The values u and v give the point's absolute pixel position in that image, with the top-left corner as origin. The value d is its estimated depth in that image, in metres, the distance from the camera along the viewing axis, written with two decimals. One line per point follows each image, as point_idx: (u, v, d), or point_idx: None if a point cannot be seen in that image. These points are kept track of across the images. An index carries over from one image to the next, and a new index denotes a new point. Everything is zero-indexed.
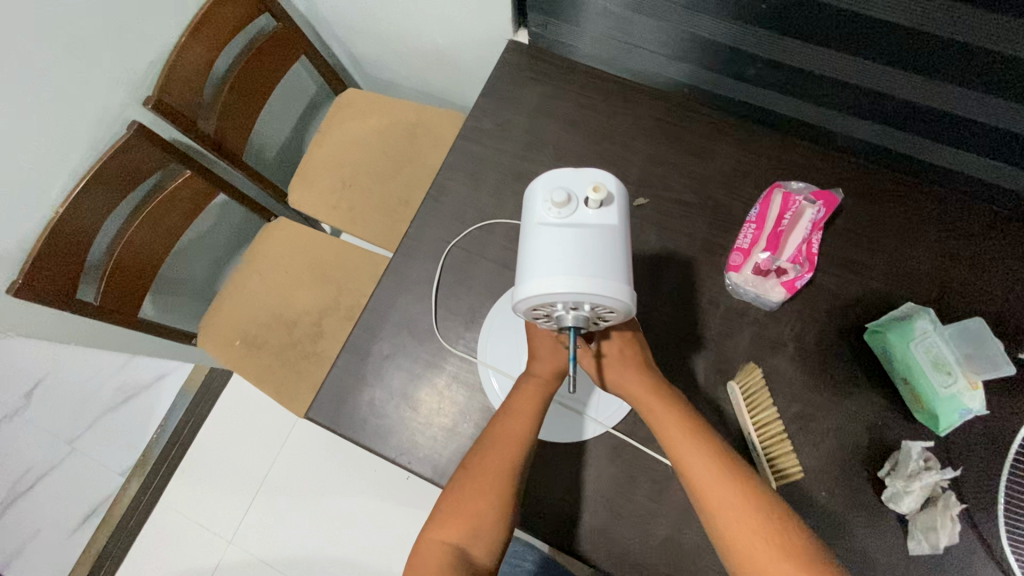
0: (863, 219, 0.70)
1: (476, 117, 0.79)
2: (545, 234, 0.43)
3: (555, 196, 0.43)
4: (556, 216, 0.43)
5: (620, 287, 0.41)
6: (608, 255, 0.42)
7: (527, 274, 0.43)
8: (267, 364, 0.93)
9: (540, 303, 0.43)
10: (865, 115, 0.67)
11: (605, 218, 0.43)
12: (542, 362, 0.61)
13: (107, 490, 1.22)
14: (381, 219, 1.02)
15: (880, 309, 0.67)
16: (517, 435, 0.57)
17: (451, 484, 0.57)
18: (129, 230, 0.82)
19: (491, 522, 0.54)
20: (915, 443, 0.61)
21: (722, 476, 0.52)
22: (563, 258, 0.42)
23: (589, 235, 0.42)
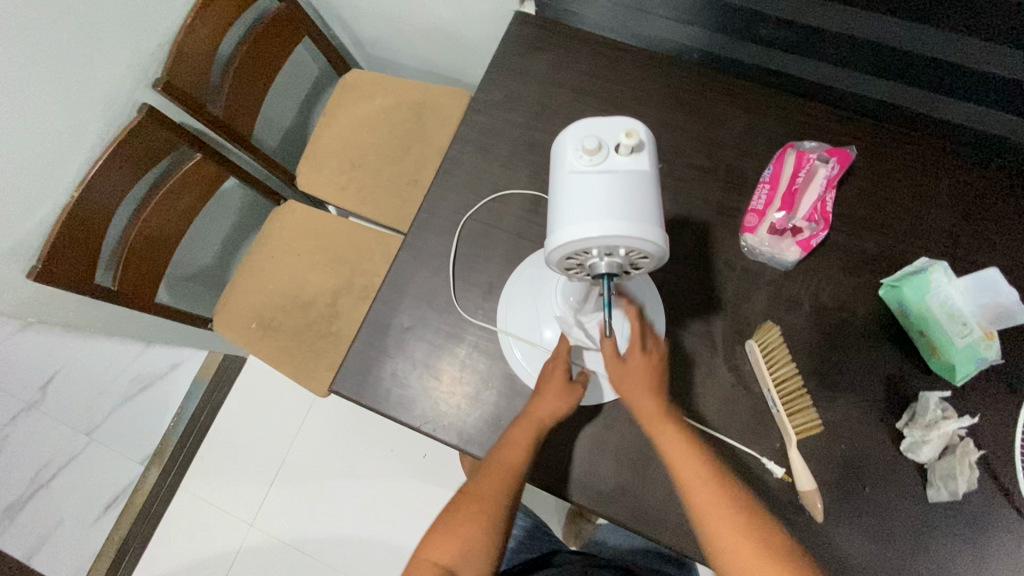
0: (877, 178, 0.71)
1: (487, 89, 0.79)
2: (578, 181, 0.44)
3: (587, 143, 0.43)
4: (588, 162, 0.44)
5: (656, 231, 0.42)
6: (642, 199, 0.43)
7: (560, 221, 0.44)
8: (285, 346, 0.94)
9: (575, 250, 0.44)
10: (877, 72, 0.68)
11: (637, 163, 0.44)
12: (546, 398, 0.61)
13: (127, 478, 1.24)
14: (391, 199, 1.02)
15: (895, 265, 0.68)
16: (511, 468, 0.60)
17: (446, 509, 0.62)
18: (143, 215, 0.83)
19: (478, 549, 0.59)
20: (932, 394, 0.61)
21: (710, 489, 0.55)
22: (597, 204, 0.42)
23: (622, 181, 0.43)
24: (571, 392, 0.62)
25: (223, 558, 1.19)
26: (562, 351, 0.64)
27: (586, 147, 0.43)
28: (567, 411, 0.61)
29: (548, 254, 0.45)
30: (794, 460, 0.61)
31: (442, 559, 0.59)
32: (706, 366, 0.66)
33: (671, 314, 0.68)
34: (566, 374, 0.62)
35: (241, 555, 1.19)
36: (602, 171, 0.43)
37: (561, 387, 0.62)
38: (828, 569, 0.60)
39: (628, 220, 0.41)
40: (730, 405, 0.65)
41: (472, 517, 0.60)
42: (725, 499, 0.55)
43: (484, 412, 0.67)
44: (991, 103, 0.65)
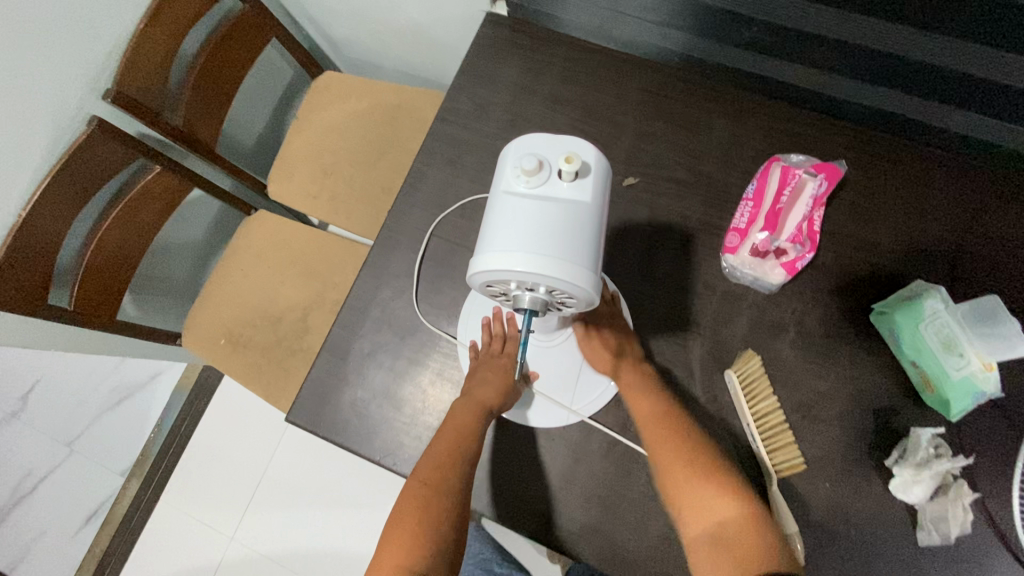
0: (869, 191, 0.65)
1: (455, 97, 0.74)
2: (512, 203, 0.38)
3: (526, 164, 0.37)
4: (526, 184, 0.37)
5: (582, 275, 0.36)
6: (557, 232, 0.36)
7: (486, 245, 0.38)
8: (254, 363, 0.91)
9: (495, 280, 0.38)
10: (871, 78, 0.62)
11: (576, 191, 0.37)
12: (487, 386, 0.61)
13: (107, 490, 1.22)
14: (364, 208, 0.98)
15: (887, 288, 0.63)
16: (461, 445, 0.57)
17: (399, 503, 0.56)
18: (98, 233, 0.79)
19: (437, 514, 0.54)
20: (923, 430, 0.58)
21: (677, 447, 0.56)
22: (506, 234, 0.37)
23: (543, 209, 0.37)
24: (512, 387, 0.61)
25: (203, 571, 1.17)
26: (509, 353, 0.65)
27: (524, 168, 0.37)
28: (505, 403, 0.60)
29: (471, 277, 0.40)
30: (775, 499, 0.57)
31: (401, 563, 0.51)
32: (682, 395, 0.62)
33: (645, 340, 0.64)
34: (513, 370, 0.62)
35: (221, 569, 1.17)
36: (540, 197, 0.37)
37: (503, 379, 0.61)
38: None
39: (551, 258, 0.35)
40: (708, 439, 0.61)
41: (429, 508, 0.54)
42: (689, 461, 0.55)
43: None
44: (992, 111, 0.60)
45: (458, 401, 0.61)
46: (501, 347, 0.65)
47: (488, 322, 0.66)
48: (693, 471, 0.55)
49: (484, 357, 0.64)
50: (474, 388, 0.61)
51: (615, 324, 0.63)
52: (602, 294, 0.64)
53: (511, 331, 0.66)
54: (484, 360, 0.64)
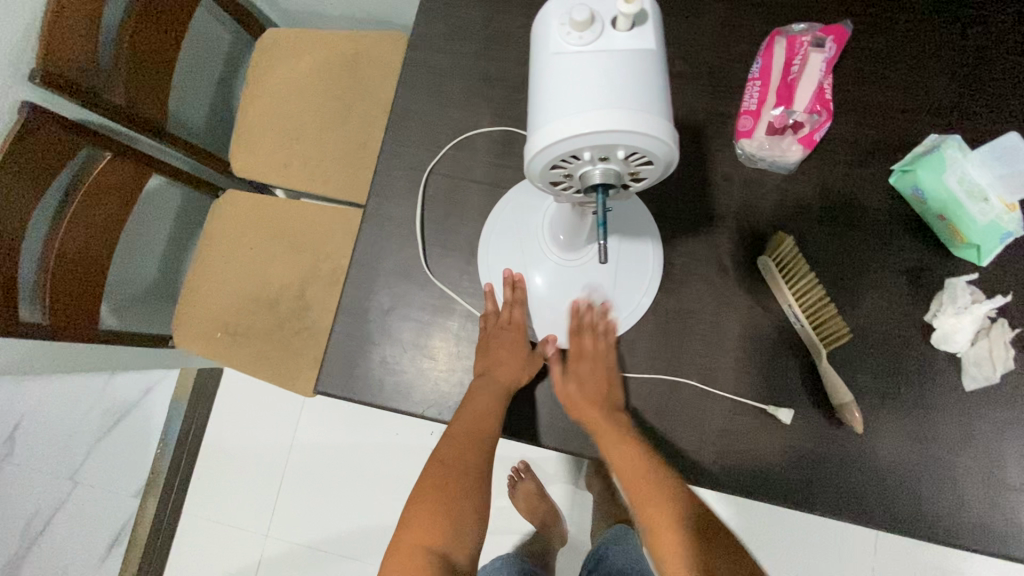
0: (873, 55, 0.63)
1: (425, 21, 0.68)
2: (567, 65, 0.38)
3: (576, 15, 0.36)
4: (570, 45, 0.38)
5: (665, 131, 0.36)
6: (584, 90, 0.36)
7: (544, 115, 0.38)
8: (260, 350, 0.86)
9: (555, 163, 0.39)
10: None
11: (608, 44, 0.37)
12: (506, 366, 0.58)
13: (125, 515, 1.16)
14: (340, 168, 0.91)
15: (903, 149, 0.62)
16: (485, 429, 0.56)
17: (419, 486, 0.55)
18: (60, 235, 0.71)
19: (460, 494, 0.54)
20: (958, 279, 0.59)
21: (660, 495, 0.53)
22: (540, 111, 0.38)
23: (577, 69, 0.37)
24: (531, 361, 0.60)
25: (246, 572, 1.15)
26: (518, 321, 0.60)
27: (575, 20, 0.36)
28: (527, 380, 0.59)
29: (531, 160, 0.39)
30: (827, 372, 0.56)
31: (421, 544, 0.51)
32: (718, 292, 0.62)
33: (672, 243, 0.63)
34: (526, 345, 0.60)
35: (264, 566, 1.14)
36: (596, 52, 0.37)
37: (521, 357, 0.59)
38: (873, 476, 0.57)
39: (632, 112, 0.36)
40: (748, 329, 0.61)
41: (451, 487, 0.54)
42: (675, 518, 0.53)
43: None
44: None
45: (475, 382, 0.58)
46: (509, 315, 0.60)
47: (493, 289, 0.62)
48: (671, 521, 0.53)
49: (493, 327, 0.61)
50: (493, 368, 0.58)
51: (595, 354, 0.59)
52: (586, 318, 0.60)
53: (520, 296, 0.61)
54: (493, 332, 0.60)
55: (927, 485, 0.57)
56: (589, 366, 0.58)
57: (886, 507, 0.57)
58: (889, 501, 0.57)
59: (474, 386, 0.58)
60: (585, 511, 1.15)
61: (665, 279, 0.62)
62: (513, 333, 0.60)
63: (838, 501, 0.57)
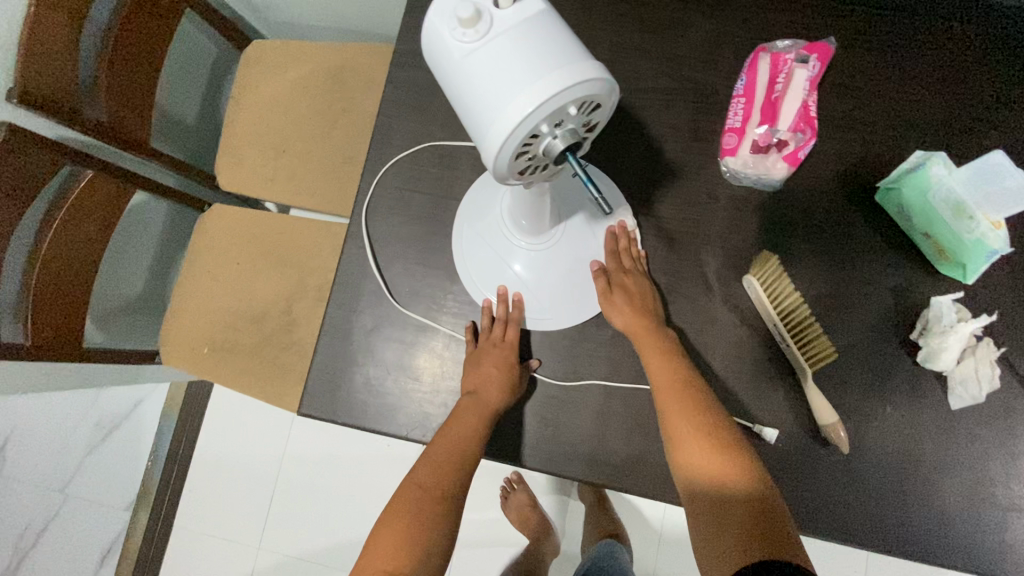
0: (858, 70, 0.63)
1: (407, 37, 0.67)
2: (479, 59, 0.37)
3: (461, 12, 0.36)
4: (474, 41, 0.37)
5: (595, 65, 0.36)
6: (513, 70, 0.35)
7: (484, 112, 0.36)
8: (246, 366, 0.85)
9: (518, 151, 0.38)
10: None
11: (508, 21, 0.36)
12: (492, 384, 0.57)
13: (116, 526, 1.17)
14: (327, 182, 0.90)
15: (888, 165, 0.62)
16: (463, 451, 0.55)
17: (387, 511, 0.52)
18: (40, 255, 0.71)
19: (431, 517, 0.51)
20: (944, 297, 0.58)
21: (691, 406, 0.52)
22: (478, 115, 0.37)
23: (497, 56, 0.36)
24: (517, 382, 0.59)
25: None
26: (510, 339, 0.60)
27: (462, 17, 0.36)
28: (510, 401, 0.58)
29: (494, 158, 0.37)
30: (812, 394, 0.57)
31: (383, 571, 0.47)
32: (703, 310, 0.61)
33: (657, 262, 0.62)
34: (515, 366, 0.59)
35: None
36: (502, 36, 0.36)
37: (509, 377, 0.58)
38: (858, 497, 0.57)
39: (565, 70, 0.35)
40: (734, 348, 0.61)
41: (421, 509, 0.52)
42: (704, 428, 0.51)
43: None
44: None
45: (463, 401, 0.58)
46: (502, 333, 0.60)
47: (490, 305, 0.62)
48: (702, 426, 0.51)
49: (485, 345, 0.60)
50: (480, 387, 0.57)
51: (633, 272, 0.60)
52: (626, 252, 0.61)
53: (513, 315, 0.61)
54: (485, 349, 0.60)
55: (913, 506, 0.56)
56: (634, 278, 0.60)
57: (871, 527, 0.56)
58: (874, 521, 0.56)
59: (458, 407, 0.58)
60: (578, 521, 1.15)
61: None
62: (502, 352, 0.59)
63: (823, 522, 0.57)
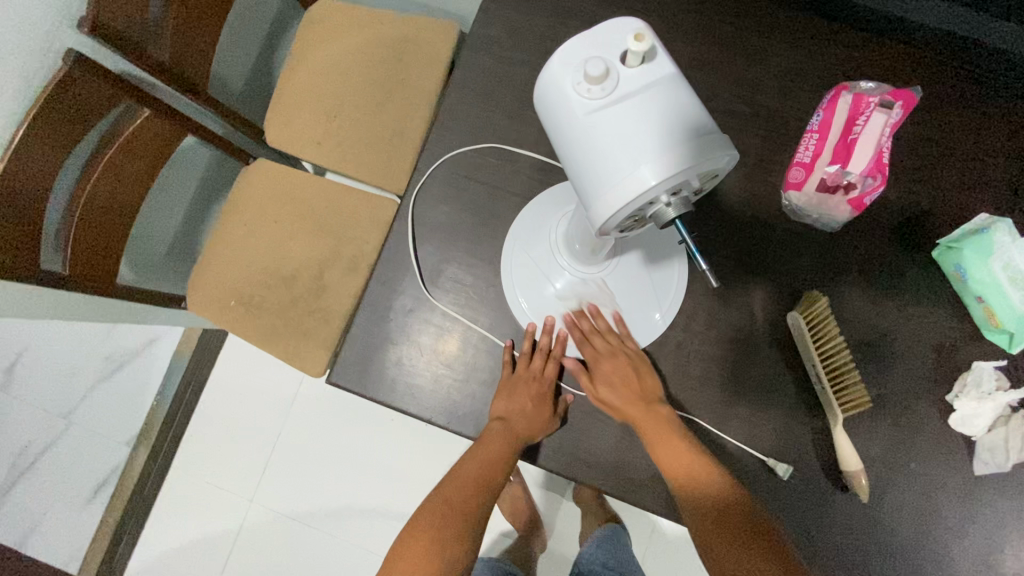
0: (936, 123, 0.62)
1: (485, 22, 0.66)
2: (602, 117, 0.37)
3: (591, 70, 0.35)
4: (598, 96, 0.36)
5: (718, 139, 0.36)
6: (640, 136, 0.36)
7: (603, 173, 0.37)
8: (271, 324, 0.86)
9: (629, 215, 0.38)
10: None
11: (636, 82, 0.37)
12: (524, 416, 0.58)
13: (114, 461, 1.17)
14: (374, 153, 0.90)
15: (950, 223, 0.61)
16: (488, 476, 0.57)
17: (412, 519, 0.56)
18: (88, 187, 0.71)
19: (452, 537, 0.54)
20: (985, 364, 0.58)
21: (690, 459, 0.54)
22: (593, 175, 0.37)
23: (622, 118, 0.36)
24: (554, 414, 0.60)
25: (226, 534, 1.16)
26: (548, 375, 0.61)
27: (593, 75, 0.35)
28: (540, 437, 0.58)
29: (608, 220, 0.38)
30: (840, 439, 0.56)
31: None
32: (743, 340, 0.61)
33: (704, 285, 0.62)
34: (550, 402, 0.60)
35: (245, 531, 1.16)
36: (628, 98, 0.36)
37: (543, 415, 0.59)
38: (869, 546, 0.57)
39: (691, 141, 0.35)
40: (767, 382, 0.60)
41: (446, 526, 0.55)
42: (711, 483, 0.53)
43: None
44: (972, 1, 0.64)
45: (493, 423, 0.59)
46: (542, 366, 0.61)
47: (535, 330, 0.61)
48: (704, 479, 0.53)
49: (522, 373, 0.60)
50: (511, 416, 0.58)
51: (610, 351, 0.60)
52: (587, 323, 0.61)
53: (557, 349, 0.61)
54: (522, 378, 0.60)
55: (921, 563, 0.57)
56: (610, 362, 0.59)
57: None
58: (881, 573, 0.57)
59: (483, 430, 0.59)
60: (568, 521, 1.16)
61: (692, 320, 0.61)
62: (540, 388, 0.60)
63: (830, 565, 0.57)
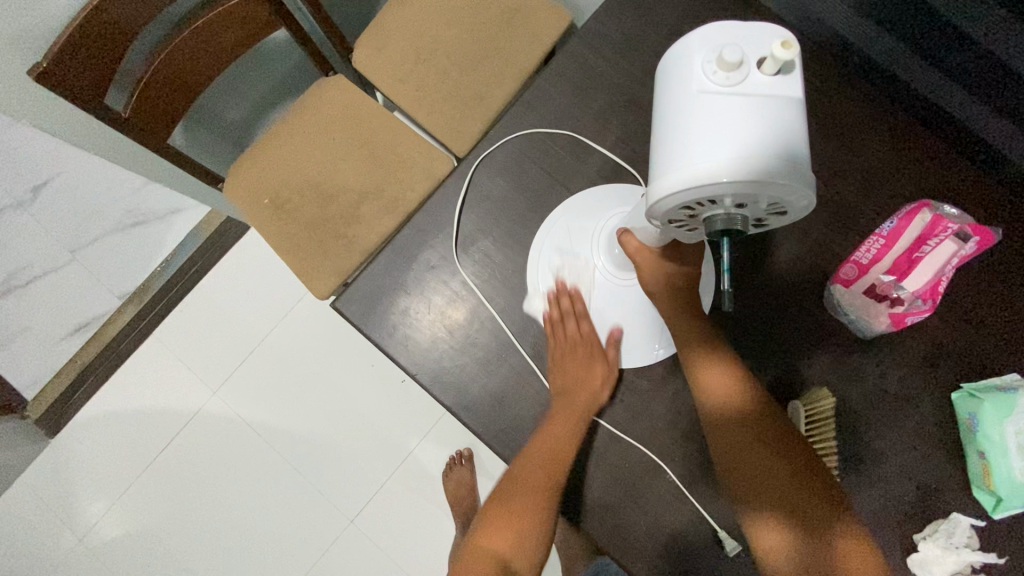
0: (1003, 273, 0.60)
1: (602, 20, 0.66)
2: (711, 103, 0.37)
3: (727, 55, 0.36)
4: (719, 84, 0.37)
5: (807, 174, 0.36)
6: (737, 134, 0.36)
7: (685, 150, 0.37)
8: (295, 234, 0.86)
9: (686, 202, 0.39)
10: (899, 33, 0.58)
11: (761, 88, 0.36)
12: (587, 381, 0.59)
13: (103, 309, 1.21)
14: (448, 108, 0.89)
15: (982, 372, 0.59)
16: (559, 455, 0.57)
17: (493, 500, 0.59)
18: (174, 42, 0.71)
19: (533, 521, 0.56)
20: (962, 518, 0.57)
21: (761, 460, 0.53)
22: (675, 148, 0.38)
23: (729, 112, 0.36)
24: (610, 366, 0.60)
25: (181, 414, 1.17)
26: (586, 331, 0.61)
27: (725, 60, 0.36)
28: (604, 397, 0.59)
29: (665, 194, 0.38)
30: None
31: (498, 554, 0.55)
32: None
33: None
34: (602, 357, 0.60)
35: (199, 417, 1.17)
36: (743, 99, 0.36)
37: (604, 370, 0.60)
38: None
39: (778, 162, 0.35)
40: None
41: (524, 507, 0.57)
42: (778, 485, 0.53)
43: (490, 382, 0.61)
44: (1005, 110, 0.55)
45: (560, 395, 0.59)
46: (578, 327, 0.61)
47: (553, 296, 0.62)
48: (772, 478, 0.53)
49: (563, 338, 0.61)
50: (575, 385, 0.59)
51: (579, 316, 0.62)
52: (561, 306, 0.62)
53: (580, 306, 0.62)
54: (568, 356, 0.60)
55: None
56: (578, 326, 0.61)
57: None
58: None
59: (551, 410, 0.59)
60: None
61: None
62: (587, 342, 0.60)
63: None
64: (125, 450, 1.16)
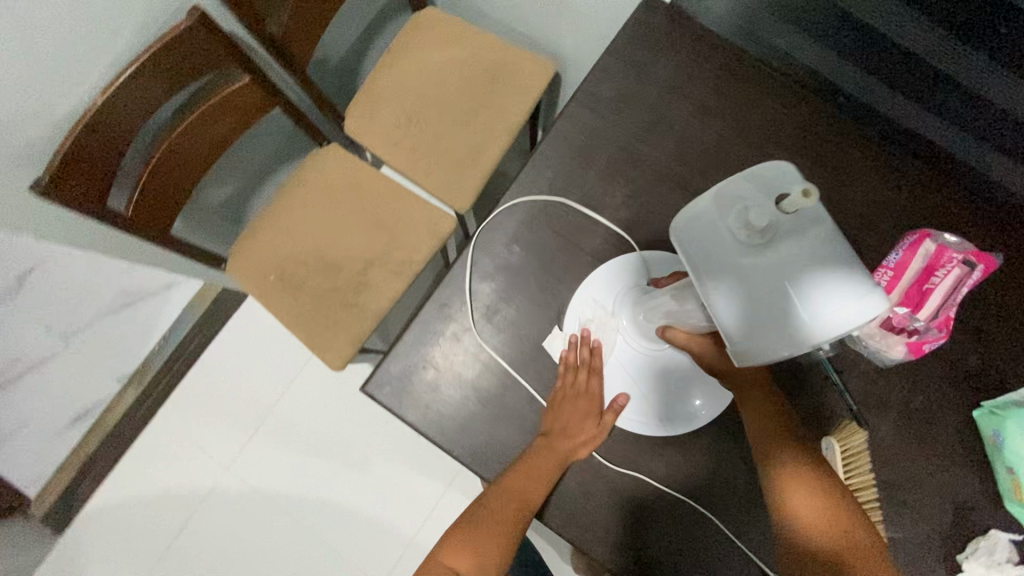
0: (1004, 290, 0.63)
1: (596, 82, 0.68)
2: (760, 269, 0.39)
3: (752, 218, 0.38)
4: (758, 245, 0.39)
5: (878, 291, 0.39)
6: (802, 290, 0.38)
7: (764, 320, 0.39)
8: (305, 307, 0.86)
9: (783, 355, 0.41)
10: (883, 77, 0.62)
11: (799, 232, 0.39)
12: (573, 436, 0.59)
13: (103, 394, 1.20)
14: (445, 167, 0.90)
15: (998, 388, 0.62)
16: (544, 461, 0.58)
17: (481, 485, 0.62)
18: (170, 138, 0.71)
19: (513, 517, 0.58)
20: (1001, 534, 0.58)
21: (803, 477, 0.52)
22: (754, 317, 0.40)
23: (785, 272, 0.38)
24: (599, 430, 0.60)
25: (192, 495, 1.14)
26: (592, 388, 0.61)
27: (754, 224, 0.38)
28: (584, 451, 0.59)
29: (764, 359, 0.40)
30: None
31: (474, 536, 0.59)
32: None
33: None
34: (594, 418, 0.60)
35: (212, 497, 1.14)
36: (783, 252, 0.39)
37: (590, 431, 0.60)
38: None
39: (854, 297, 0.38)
40: None
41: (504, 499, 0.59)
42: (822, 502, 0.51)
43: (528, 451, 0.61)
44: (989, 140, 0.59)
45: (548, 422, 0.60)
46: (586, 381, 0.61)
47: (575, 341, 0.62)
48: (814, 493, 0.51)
49: (567, 388, 0.61)
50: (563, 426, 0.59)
51: (590, 369, 0.61)
52: (579, 353, 0.62)
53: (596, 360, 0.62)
54: (566, 395, 0.61)
55: None
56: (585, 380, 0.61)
57: None
58: None
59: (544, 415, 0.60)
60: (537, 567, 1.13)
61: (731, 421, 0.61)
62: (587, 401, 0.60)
63: None
64: (137, 540, 1.12)
